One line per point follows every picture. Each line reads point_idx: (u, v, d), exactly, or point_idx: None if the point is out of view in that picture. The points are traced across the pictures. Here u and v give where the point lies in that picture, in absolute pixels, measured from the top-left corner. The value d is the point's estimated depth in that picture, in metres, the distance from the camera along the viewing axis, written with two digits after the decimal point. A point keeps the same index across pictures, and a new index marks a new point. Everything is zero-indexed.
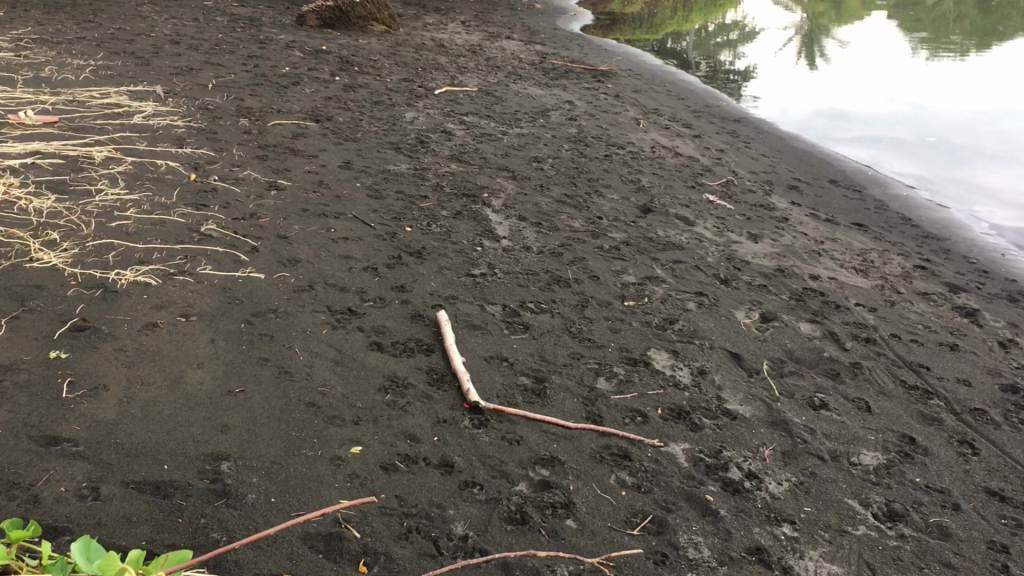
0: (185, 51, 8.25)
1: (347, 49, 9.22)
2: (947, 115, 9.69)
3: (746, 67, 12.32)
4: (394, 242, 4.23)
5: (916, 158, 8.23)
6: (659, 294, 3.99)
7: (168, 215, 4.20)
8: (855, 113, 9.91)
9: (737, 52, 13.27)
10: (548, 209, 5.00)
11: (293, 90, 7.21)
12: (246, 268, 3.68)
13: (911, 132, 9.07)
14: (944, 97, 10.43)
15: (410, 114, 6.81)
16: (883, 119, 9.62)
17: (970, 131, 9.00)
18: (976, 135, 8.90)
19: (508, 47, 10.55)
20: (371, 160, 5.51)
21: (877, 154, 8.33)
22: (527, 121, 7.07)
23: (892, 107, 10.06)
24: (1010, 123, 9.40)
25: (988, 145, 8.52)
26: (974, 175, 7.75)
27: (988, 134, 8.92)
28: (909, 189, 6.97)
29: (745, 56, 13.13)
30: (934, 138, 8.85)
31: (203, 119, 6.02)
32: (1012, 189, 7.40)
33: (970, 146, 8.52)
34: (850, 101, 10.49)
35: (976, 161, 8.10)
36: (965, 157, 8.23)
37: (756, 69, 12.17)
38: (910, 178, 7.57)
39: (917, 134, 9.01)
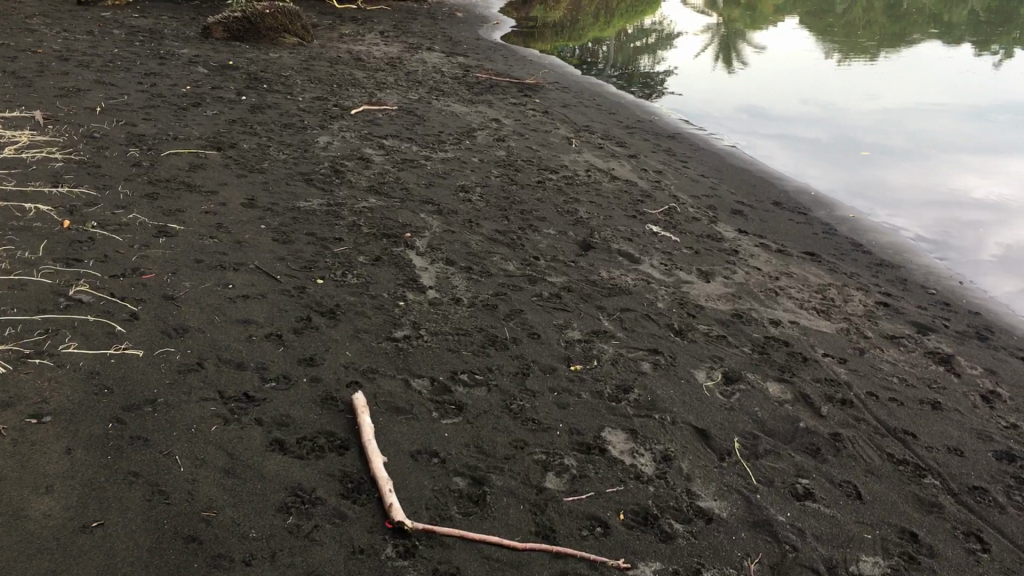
0: (75, 69, 7.49)
1: (255, 64, 8.56)
2: (871, 116, 9.42)
3: (667, 70, 12.03)
4: (303, 299, 3.66)
5: (846, 160, 7.90)
6: (609, 355, 3.50)
7: (30, 274, 3.55)
8: (781, 114, 9.58)
9: (658, 56, 12.97)
10: (476, 249, 4.47)
11: (193, 112, 6.55)
12: (121, 344, 3.08)
13: (840, 132, 8.75)
14: (868, 99, 10.22)
15: (323, 139, 6.22)
16: (813, 118, 9.31)
17: (898, 133, 8.73)
18: (904, 135, 8.62)
19: (430, 59, 9.99)
20: (278, 196, 4.91)
21: (812, 157, 7.99)
22: (452, 144, 6.54)
23: (817, 108, 9.76)
24: (934, 122, 9.22)
25: (919, 147, 8.26)
26: (906, 176, 7.44)
27: (915, 135, 8.66)
28: (851, 207, 6.62)
29: (666, 59, 12.83)
30: (867, 137, 8.56)
31: (86, 150, 5.33)
32: (947, 190, 7.09)
33: (900, 147, 8.22)
34: (779, 101, 10.19)
35: (908, 162, 7.79)
36: (899, 157, 7.94)
37: (677, 72, 11.88)
38: (843, 186, 7.24)
39: (846, 133, 8.69)
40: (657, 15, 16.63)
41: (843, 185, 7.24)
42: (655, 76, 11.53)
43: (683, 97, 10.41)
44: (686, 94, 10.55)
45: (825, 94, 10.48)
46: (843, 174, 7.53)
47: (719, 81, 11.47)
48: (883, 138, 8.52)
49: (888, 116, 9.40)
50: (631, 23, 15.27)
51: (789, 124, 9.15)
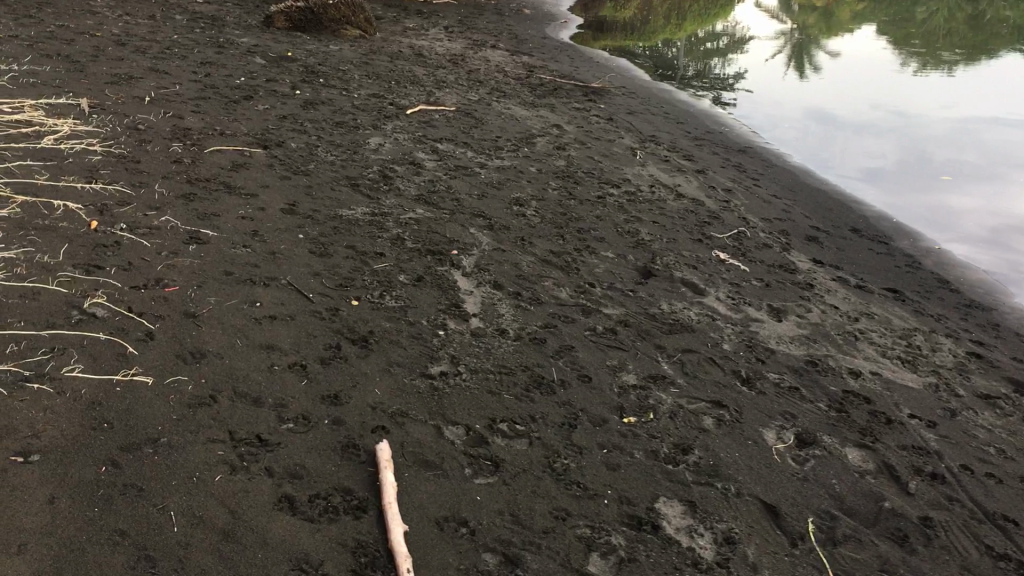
0: (130, 54, 7.29)
1: (314, 56, 8.31)
2: (945, 127, 8.88)
3: (736, 73, 11.55)
4: (335, 323, 3.35)
5: (923, 179, 7.37)
6: (668, 406, 3.14)
7: (46, 280, 3.26)
8: (854, 121, 9.02)
9: (727, 58, 12.48)
10: (526, 272, 4.14)
11: (244, 105, 6.29)
12: (130, 369, 2.78)
13: (914, 143, 8.24)
14: (943, 109, 9.66)
15: (375, 140, 5.92)
16: (885, 126, 8.80)
17: (975, 146, 8.20)
18: (985, 151, 8.06)
19: (493, 58, 9.64)
20: (321, 202, 4.62)
21: (885, 172, 7.51)
22: (509, 151, 6.19)
23: (888, 116, 9.25)
24: (1012, 136, 8.68)
25: (997, 164, 7.74)
26: (988, 201, 6.91)
27: (993, 150, 8.13)
28: (927, 233, 6.17)
29: (735, 62, 12.32)
30: (943, 150, 8.04)
31: (128, 142, 5.07)
32: None
33: (978, 165, 7.70)
34: (849, 107, 9.68)
35: (989, 182, 7.27)
36: (977, 175, 7.44)
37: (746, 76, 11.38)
38: (917, 206, 6.77)
39: (923, 147, 8.14)
40: (730, 19, 16.09)
41: (919, 208, 6.74)
42: (725, 79, 11.04)
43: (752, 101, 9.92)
44: (755, 98, 10.06)
45: (900, 103, 9.89)
46: (919, 195, 7.00)
47: (789, 85, 10.92)
48: (960, 152, 8.01)
49: (962, 127, 8.87)
50: (703, 26, 14.75)
51: (862, 132, 8.59)
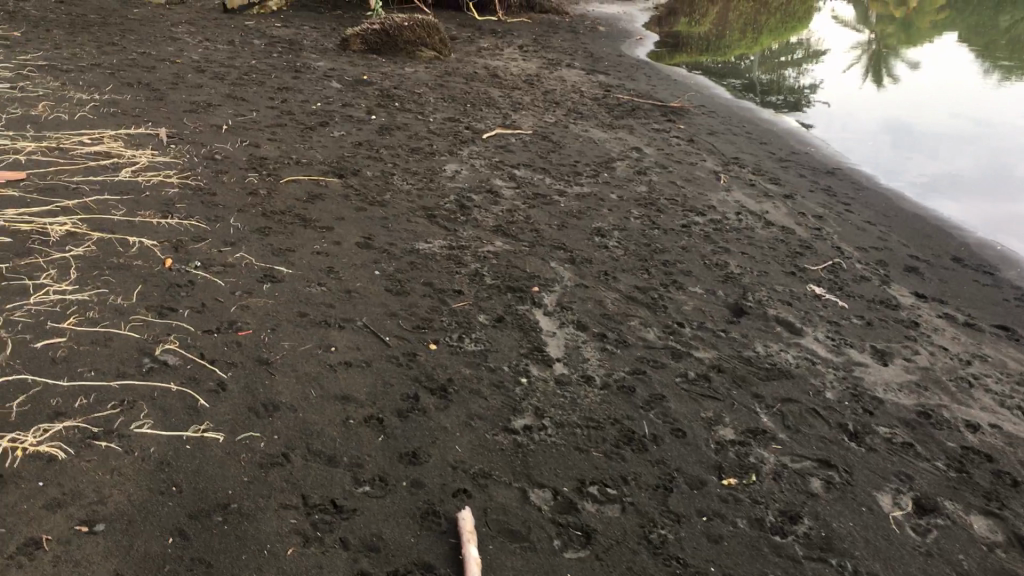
0: (209, 81, 7.27)
1: (390, 79, 8.24)
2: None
3: (814, 84, 11.16)
4: (413, 370, 3.18)
5: (1013, 197, 7.08)
6: (771, 465, 2.89)
7: (118, 324, 3.15)
8: (935, 132, 8.73)
9: (804, 70, 12.09)
10: (611, 311, 3.93)
11: (320, 132, 6.20)
12: (200, 426, 2.65)
13: (999, 156, 7.94)
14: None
15: (451, 167, 5.77)
16: (968, 137, 8.49)
17: None
18: None
19: (569, 77, 9.44)
20: (397, 234, 4.47)
21: (972, 189, 7.22)
22: (589, 177, 5.97)
23: (970, 125, 8.92)
24: None
25: None
26: None
27: None
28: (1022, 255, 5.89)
29: (812, 73, 11.94)
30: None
31: (204, 174, 4.89)
32: None
33: None
34: (930, 117, 9.34)
35: None
36: None
37: (823, 87, 11.01)
38: (1006, 227, 6.51)
39: (1009, 161, 7.84)
40: (807, 31, 15.64)
41: (1009, 228, 6.47)
42: (804, 91, 10.67)
43: (832, 112, 9.58)
44: (835, 110, 9.73)
45: (982, 111, 9.54)
46: (1010, 215, 6.73)
47: (868, 94, 10.57)
48: None
49: None
50: (779, 39, 14.34)
51: (945, 144, 8.29)
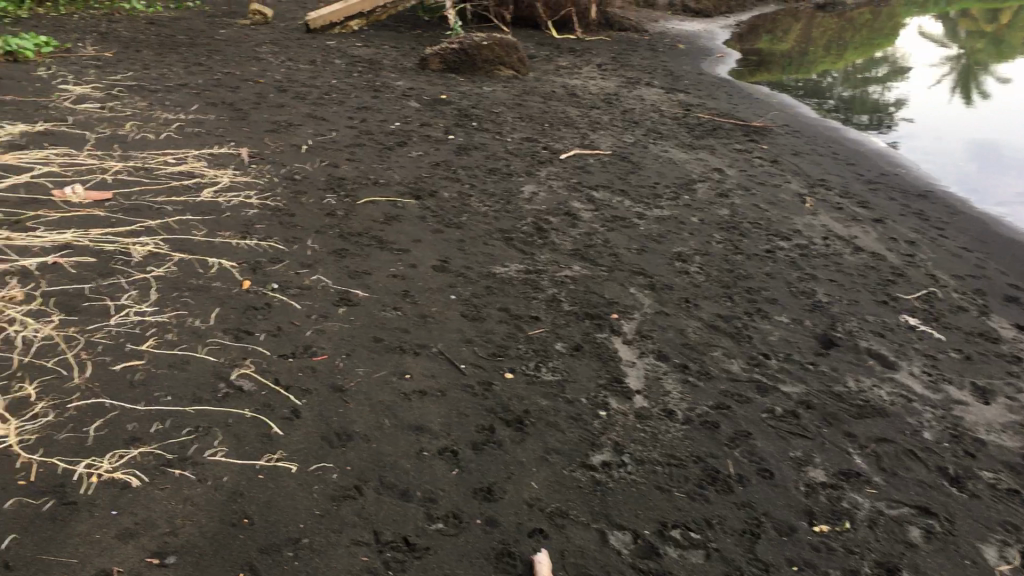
0: (290, 101, 7.35)
1: (467, 98, 8.23)
2: None
3: (900, 100, 10.82)
4: (488, 400, 3.10)
5: None
6: (866, 512, 2.73)
7: (195, 347, 3.14)
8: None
9: (889, 86, 11.74)
10: (693, 340, 3.79)
11: (398, 152, 6.19)
12: (273, 455, 2.60)
13: None
14: None
15: (528, 188, 5.70)
16: None
17: None
18: None
19: (648, 96, 9.31)
20: (474, 257, 4.40)
21: None
22: (669, 199, 5.83)
23: None
24: None
25: None
26: None
27: None
28: None
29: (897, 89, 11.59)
30: None
31: (283, 195, 4.91)
32: None
33: None
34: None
35: None
36: None
37: (910, 103, 10.66)
38: None
39: None
40: (892, 46, 15.20)
41: None
42: (890, 107, 10.34)
43: (920, 131, 9.26)
44: (923, 128, 9.40)
45: None
46: None
47: (957, 111, 10.20)
48: None
49: None
50: (863, 55, 13.97)
51: None
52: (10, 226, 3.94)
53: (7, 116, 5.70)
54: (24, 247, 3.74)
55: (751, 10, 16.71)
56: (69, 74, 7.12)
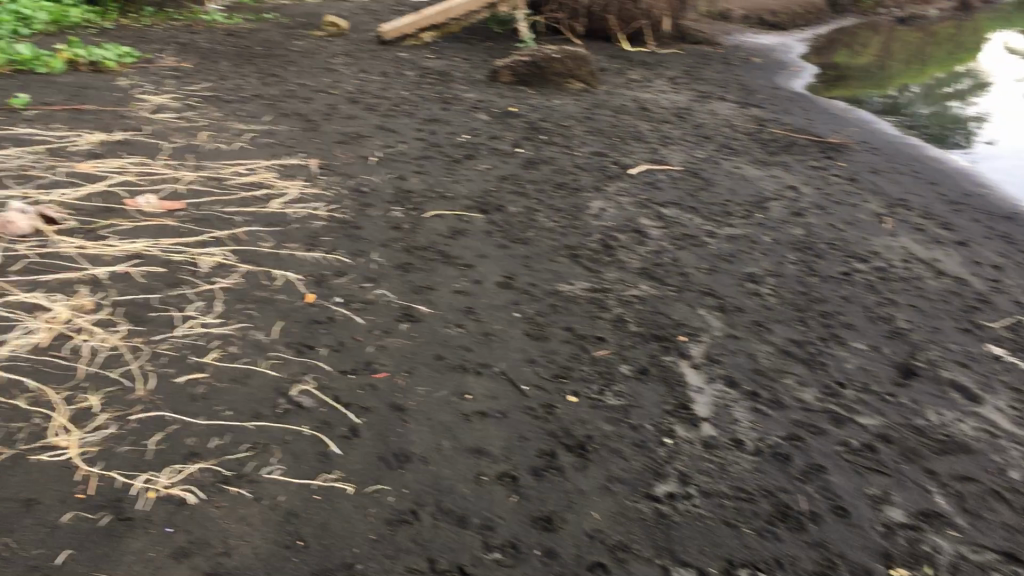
0: (361, 112, 7.39)
1: (537, 111, 8.19)
2: None
3: (984, 116, 10.45)
4: (550, 424, 3.02)
5: None
6: (947, 557, 2.58)
7: (257, 361, 3.12)
8: None
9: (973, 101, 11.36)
10: (764, 366, 3.66)
11: (466, 165, 6.16)
12: (330, 475, 2.56)
13: None
14: None
15: (596, 203, 5.61)
16: None
17: None
18: None
19: (721, 111, 9.14)
20: (539, 274, 4.33)
21: None
22: (741, 217, 5.69)
23: None
24: None
25: None
26: None
27: None
28: None
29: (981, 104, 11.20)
30: None
31: (350, 207, 4.91)
32: None
33: None
34: None
35: None
36: None
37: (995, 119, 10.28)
38: None
39: None
40: (976, 59, 14.72)
41: None
42: (974, 124, 9.99)
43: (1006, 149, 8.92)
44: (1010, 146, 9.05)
45: None
46: None
47: None
48: None
49: None
50: (944, 70, 13.55)
51: None
52: (84, 234, 3.99)
53: (87, 125, 5.83)
54: (95, 255, 3.78)
55: (829, 22, 16.35)
56: (148, 84, 7.27)
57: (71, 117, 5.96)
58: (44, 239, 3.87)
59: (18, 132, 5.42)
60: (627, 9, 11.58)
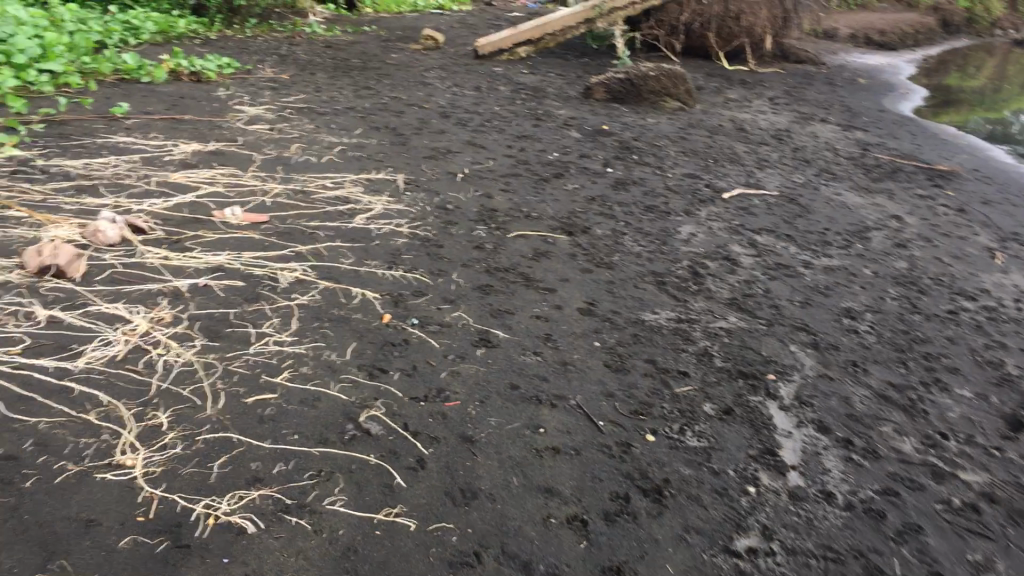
0: (451, 127, 7.36)
1: (630, 129, 8.03)
2: None
3: None
4: (627, 464, 2.88)
5: None
6: None
7: (328, 383, 3.07)
8: None
9: None
10: (859, 411, 3.43)
11: (553, 184, 6.06)
12: (393, 510, 2.47)
13: None
14: None
15: (686, 228, 5.44)
16: None
17: None
18: None
19: (823, 133, 8.81)
20: (623, 301, 4.18)
21: None
22: (840, 247, 5.43)
23: None
24: None
25: None
26: None
27: None
28: None
29: None
30: None
31: (434, 224, 4.85)
32: None
33: None
34: None
35: None
36: None
37: None
38: None
39: None
40: None
41: None
42: None
43: None
44: None
45: None
46: None
47: None
48: None
49: None
50: None
51: None
52: (170, 245, 4.03)
53: (184, 134, 5.94)
54: (179, 267, 3.80)
55: (941, 43, 15.72)
56: (245, 95, 7.39)
57: (169, 126, 6.08)
58: (131, 249, 3.91)
59: (117, 140, 5.55)
60: (727, 26, 11.24)
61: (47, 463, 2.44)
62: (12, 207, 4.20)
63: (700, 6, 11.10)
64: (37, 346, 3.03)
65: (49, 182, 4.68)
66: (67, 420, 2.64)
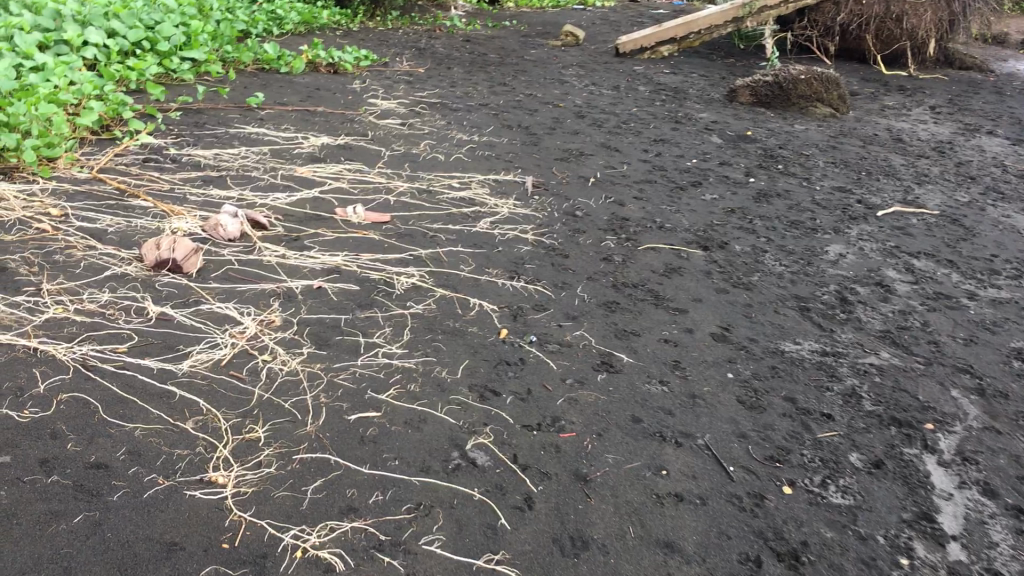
0: (586, 128, 7.10)
1: (776, 136, 7.57)
2: None
3: None
4: (760, 520, 2.55)
5: None
6: None
7: (436, 404, 2.86)
8: None
9: None
10: None
11: (690, 192, 5.71)
12: (494, 557, 2.24)
13: None
14: None
15: (834, 247, 5.00)
16: None
17: None
18: None
19: (990, 147, 8.08)
20: (761, 327, 3.83)
21: None
22: (1010, 276, 4.87)
23: None
24: None
25: None
26: None
27: None
28: None
29: None
30: None
31: (560, 232, 4.61)
32: None
33: None
34: None
35: None
36: None
37: None
38: None
39: None
40: None
41: None
42: None
43: None
44: None
45: None
46: None
47: None
48: None
49: None
50: None
51: None
52: (287, 242, 3.94)
53: (315, 127, 5.89)
54: (294, 266, 3.69)
55: None
56: (380, 89, 7.33)
57: (301, 118, 6.05)
58: (250, 246, 3.83)
59: (248, 130, 5.54)
60: (887, 28, 10.46)
61: (139, 475, 2.32)
62: (140, 197, 4.21)
63: (859, 6, 10.39)
64: (144, 345, 2.95)
65: (178, 171, 4.69)
66: (164, 428, 2.53)
